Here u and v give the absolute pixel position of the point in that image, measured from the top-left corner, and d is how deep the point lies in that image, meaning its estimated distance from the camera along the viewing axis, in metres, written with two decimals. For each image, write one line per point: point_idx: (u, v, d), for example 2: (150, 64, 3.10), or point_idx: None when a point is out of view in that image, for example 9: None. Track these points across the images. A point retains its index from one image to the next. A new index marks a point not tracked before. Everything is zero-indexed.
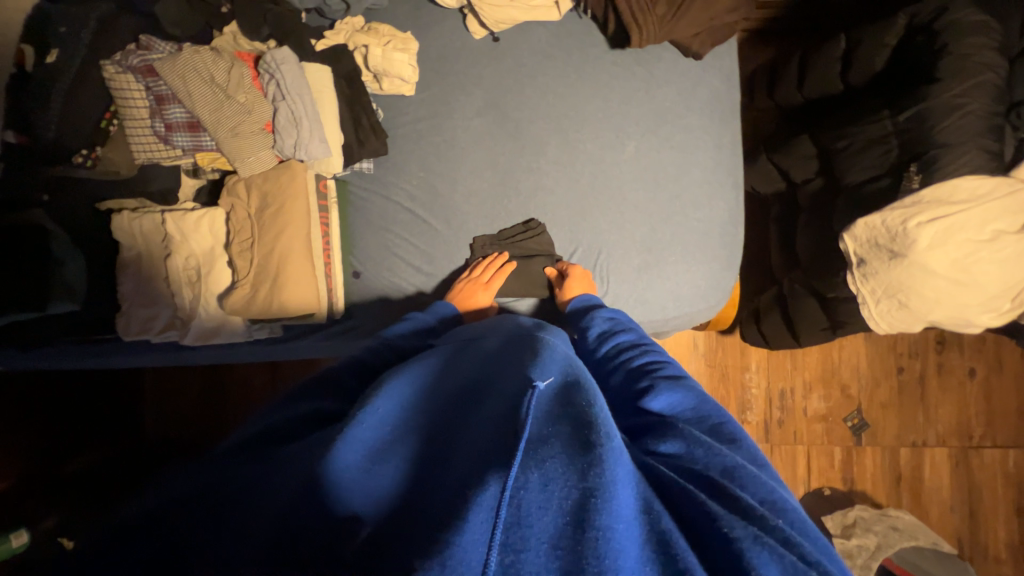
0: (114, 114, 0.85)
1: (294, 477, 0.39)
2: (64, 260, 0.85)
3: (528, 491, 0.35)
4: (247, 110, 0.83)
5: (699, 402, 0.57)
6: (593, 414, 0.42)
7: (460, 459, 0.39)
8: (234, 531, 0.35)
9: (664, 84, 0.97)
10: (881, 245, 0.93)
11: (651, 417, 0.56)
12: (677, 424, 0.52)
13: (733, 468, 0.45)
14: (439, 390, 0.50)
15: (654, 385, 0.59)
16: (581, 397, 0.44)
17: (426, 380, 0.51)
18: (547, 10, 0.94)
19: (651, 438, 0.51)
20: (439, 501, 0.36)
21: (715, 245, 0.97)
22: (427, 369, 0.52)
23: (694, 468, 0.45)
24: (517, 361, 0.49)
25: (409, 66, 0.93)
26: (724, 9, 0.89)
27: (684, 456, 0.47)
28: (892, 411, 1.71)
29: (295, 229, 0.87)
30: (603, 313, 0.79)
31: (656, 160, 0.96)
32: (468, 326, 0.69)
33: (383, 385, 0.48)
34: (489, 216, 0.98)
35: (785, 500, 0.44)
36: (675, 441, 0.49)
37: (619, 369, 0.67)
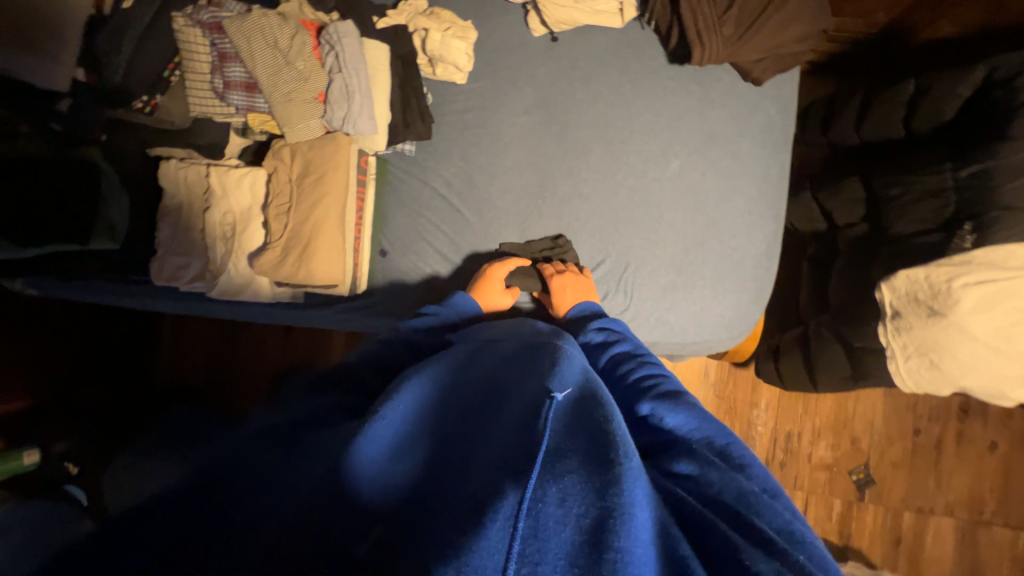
0: (177, 66, 0.86)
1: (313, 469, 0.40)
2: (111, 200, 0.89)
3: (547, 505, 0.35)
4: (303, 78, 0.83)
5: (703, 422, 0.56)
6: (611, 430, 0.42)
7: (476, 464, 0.40)
8: (259, 511, 0.36)
9: (718, 105, 0.94)
10: (920, 300, 0.89)
11: (663, 436, 0.56)
12: (693, 448, 0.52)
13: (742, 492, 0.45)
14: (456, 388, 0.51)
15: (659, 402, 0.59)
16: (598, 410, 0.44)
17: (444, 381, 0.52)
18: (610, 16, 0.95)
19: (666, 457, 0.52)
20: (456, 502, 0.37)
21: (746, 277, 0.94)
22: (445, 368, 0.54)
23: (710, 491, 0.46)
24: (535, 367, 0.49)
25: (465, 54, 0.93)
26: (794, 37, 0.87)
27: (700, 478, 0.48)
28: (900, 472, 1.66)
29: (332, 200, 0.88)
30: (593, 324, 0.78)
31: (698, 181, 0.94)
32: (482, 327, 0.70)
33: (403, 382, 0.50)
34: (522, 215, 0.99)
35: (803, 532, 0.43)
36: (691, 460, 0.49)
37: (617, 388, 0.66)
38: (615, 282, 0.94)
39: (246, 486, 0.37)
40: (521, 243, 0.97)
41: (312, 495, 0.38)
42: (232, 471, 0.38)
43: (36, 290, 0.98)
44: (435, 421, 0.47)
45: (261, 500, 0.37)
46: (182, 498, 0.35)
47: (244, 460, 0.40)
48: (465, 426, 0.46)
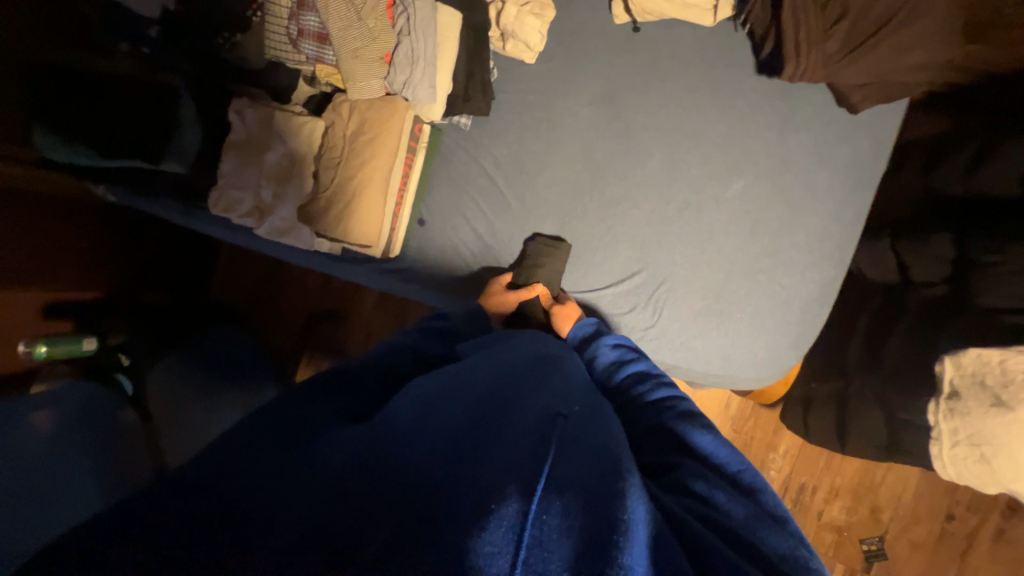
0: (260, 8, 0.91)
1: (315, 464, 0.41)
2: (184, 127, 0.94)
3: (550, 517, 0.35)
4: (372, 36, 0.83)
5: (717, 442, 0.56)
6: (611, 454, 0.42)
7: (479, 463, 0.39)
8: (257, 501, 0.36)
9: (802, 128, 0.85)
10: (987, 386, 0.79)
11: (675, 456, 0.55)
12: (704, 473, 0.51)
13: (756, 517, 0.45)
14: (459, 388, 0.51)
15: (675, 426, 0.59)
16: (597, 433, 0.45)
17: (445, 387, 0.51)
18: (702, 11, 0.87)
19: (674, 475, 0.52)
20: (461, 493, 0.37)
21: (791, 319, 0.87)
22: (445, 378, 0.54)
23: (717, 515, 0.46)
24: (537, 387, 0.50)
25: (538, 33, 0.90)
26: (908, 65, 0.76)
27: (707, 499, 0.48)
28: (917, 554, 1.54)
29: (380, 162, 0.88)
30: (608, 339, 0.77)
31: (760, 208, 0.86)
32: (488, 338, 0.70)
33: (400, 398, 0.51)
34: (565, 208, 0.96)
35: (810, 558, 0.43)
36: (705, 483, 0.49)
37: (630, 405, 0.66)
38: (646, 297, 0.91)
39: (258, 476, 0.39)
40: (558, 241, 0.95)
41: (322, 480, 0.39)
42: (229, 471, 0.39)
43: (115, 196, 1.08)
44: (440, 413, 0.46)
45: (259, 493, 0.37)
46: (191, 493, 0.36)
47: (257, 457, 0.42)
48: (470, 420, 0.45)
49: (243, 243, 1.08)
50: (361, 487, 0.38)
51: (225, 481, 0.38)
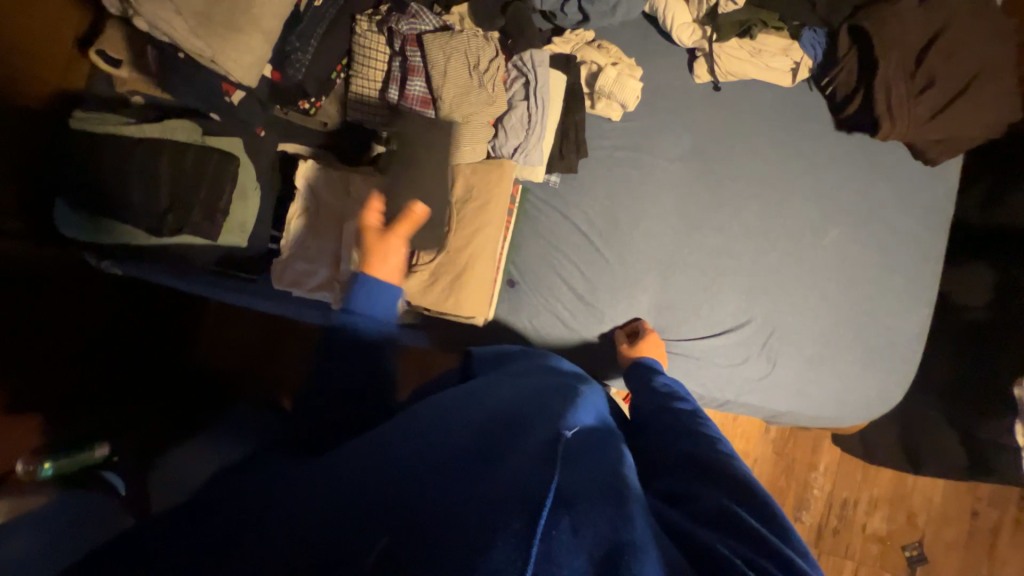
0: (344, 68, 0.80)
1: (312, 502, 0.41)
2: (246, 196, 0.87)
3: (561, 533, 0.36)
4: (489, 101, 0.80)
5: (742, 474, 0.57)
6: (618, 477, 0.44)
7: (483, 482, 0.40)
8: (248, 548, 0.37)
9: (885, 179, 0.92)
10: None
11: (694, 484, 0.57)
12: (718, 499, 0.52)
13: (767, 546, 0.46)
14: (468, 411, 0.53)
15: (701, 453, 0.61)
16: (602, 459, 0.47)
17: (455, 413, 0.53)
18: (781, 74, 0.92)
19: (693, 504, 0.53)
20: (470, 506, 0.37)
21: (895, 357, 0.91)
22: (454, 406, 0.56)
23: (739, 548, 0.46)
24: (547, 406, 0.52)
25: (637, 94, 0.92)
26: (981, 126, 0.84)
27: (728, 530, 0.49)
28: (954, 553, 1.65)
29: (492, 230, 0.83)
30: (660, 379, 0.81)
31: (855, 255, 0.91)
32: (504, 355, 0.78)
33: (403, 425, 0.52)
34: (664, 262, 0.95)
35: None
36: (716, 513, 0.51)
37: (655, 429, 0.70)
38: (759, 347, 0.92)
39: (271, 515, 0.41)
40: (662, 294, 0.95)
41: (328, 510, 0.39)
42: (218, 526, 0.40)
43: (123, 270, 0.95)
44: (447, 430, 0.48)
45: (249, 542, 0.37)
46: (219, 531, 0.39)
47: (272, 497, 0.44)
48: (478, 436, 0.47)
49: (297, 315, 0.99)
50: (368, 514, 0.38)
51: (210, 534, 0.38)
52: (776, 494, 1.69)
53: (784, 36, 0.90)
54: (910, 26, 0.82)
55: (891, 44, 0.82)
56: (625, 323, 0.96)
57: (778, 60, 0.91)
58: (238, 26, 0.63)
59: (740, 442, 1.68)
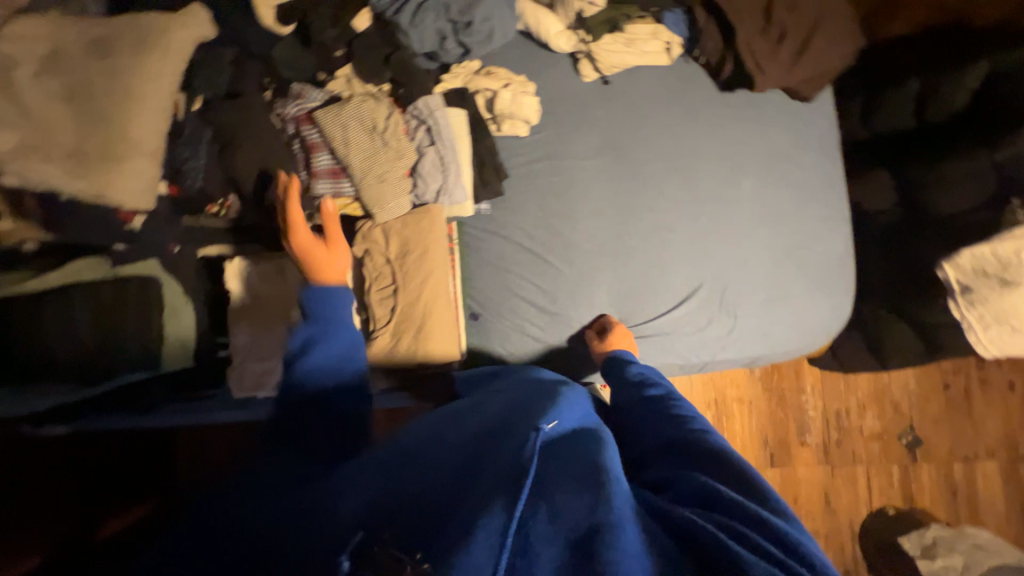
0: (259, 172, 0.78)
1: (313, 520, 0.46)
2: (179, 313, 0.84)
3: (538, 523, 0.44)
4: (397, 156, 0.80)
5: (722, 448, 0.62)
6: (596, 456, 0.52)
7: (479, 479, 0.48)
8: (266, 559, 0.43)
9: (776, 125, 1.00)
10: (990, 273, 0.96)
11: (679, 469, 0.61)
12: (700, 480, 0.56)
13: (742, 510, 0.51)
14: (462, 424, 0.60)
15: (682, 436, 0.65)
16: (589, 449, 0.53)
17: (454, 426, 0.60)
18: (657, 55, 0.99)
19: (678, 485, 0.58)
20: (465, 501, 0.45)
21: (834, 277, 0.99)
22: (452, 420, 0.62)
23: (720, 517, 0.50)
24: (536, 407, 0.59)
25: (534, 107, 0.96)
26: (836, 57, 0.94)
27: (709, 500, 0.53)
28: (942, 427, 1.78)
29: (439, 275, 0.84)
30: (632, 367, 0.84)
31: (774, 198, 0.99)
32: (487, 377, 0.79)
33: (402, 442, 0.57)
34: (609, 253, 0.99)
35: (810, 550, 0.47)
36: (697, 489, 0.55)
37: (641, 409, 0.75)
38: (718, 305, 0.97)
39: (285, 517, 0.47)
40: (619, 284, 0.98)
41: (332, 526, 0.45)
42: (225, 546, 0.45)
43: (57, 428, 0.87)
44: (446, 442, 0.56)
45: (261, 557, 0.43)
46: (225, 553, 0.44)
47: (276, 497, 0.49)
48: (474, 438, 0.55)
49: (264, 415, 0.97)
50: (374, 522, 0.44)
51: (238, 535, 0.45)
52: (779, 426, 1.78)
53: (649, 22, 0.97)
54: None
55: (742, 8, 0.89)
56: (593, 319, 0.98)
57: (651, 44, 0.97)
58: (115, 156, 0.60)
59: (733, 390, 1.76)
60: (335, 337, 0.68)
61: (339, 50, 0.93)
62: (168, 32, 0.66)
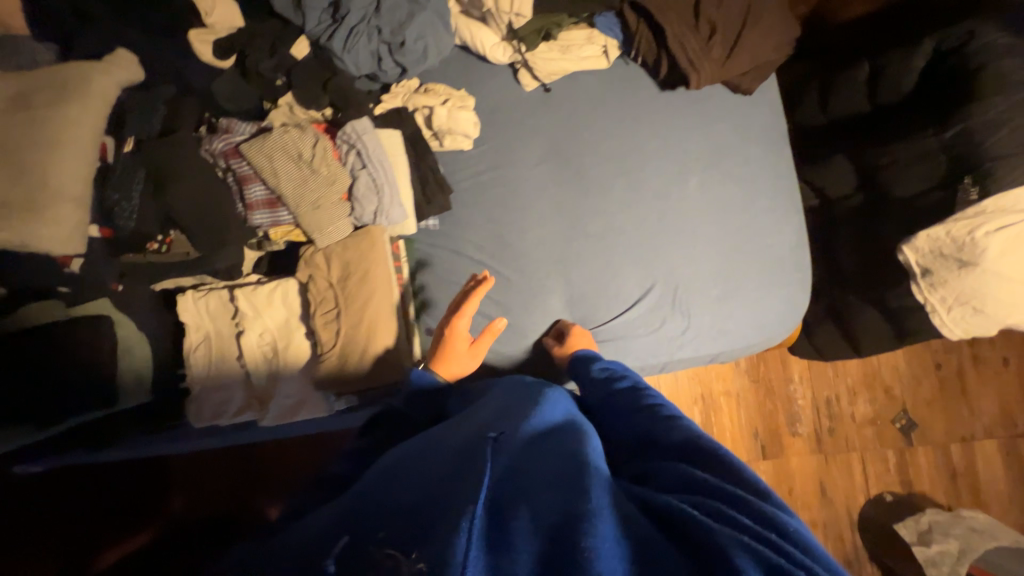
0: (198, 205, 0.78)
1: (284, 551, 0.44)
2: (132, 348, 0.85)
3: (516, 524, 0.42)
4: (330, 182, 0.81)
5: (696, 431, 0.60)
6: (570, 446, 0.51)
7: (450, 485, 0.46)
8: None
9: (719, 120, 1.00)
10: (947, 255, 0.93)
11: (659, 459, 0.59)
12: (676, 466, 0.55)
13: (721, 490, 0.49)
14: (436, 439, 0.58)
15: (656, 426, 0.63)
16: (563, 446, 0.51)
17: (427, 442, 0.58)
18: (596, 60, 0.99)
19: (658, 475, 0.56)
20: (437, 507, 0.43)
21: (789, 269, 0.98)
22: (426, 438, 0.60)
23: (699, 499, 0.49)
24: (515, 410, 0.60)
25: (472, 121, 0.95)
26: (770, 49, 0.94)
27: (689, 485, 0.51)
28: (937, 408, 1.75)
29: (381, 294, 0.85)
30: (597, 363, 0.84)
31: (721, 192, 0.98)
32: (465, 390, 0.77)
33: (377, 466, 0.55)
34: (559, 259, 0.98)
35: (791, 523, 0.45)
36: (674, 477, 0.53)
37: (618, 403, 0.73)
38: (671, 305, 0.96)
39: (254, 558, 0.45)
40: (572, 290, 0.98)
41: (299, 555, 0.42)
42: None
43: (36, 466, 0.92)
44: (425, 450, 0.55)
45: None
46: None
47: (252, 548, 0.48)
48: (453, 442, 0.54)
49: (229, 441, 0.98)
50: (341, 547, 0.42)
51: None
52: (768, 418, 1.75)
53: (585, 27, 0.97)
54: None
55: (669, 7, 0.89)
56: (553, 324, 0.98)
57: (587, 48, 0.98)
58: (40, 205, 0.62)
59: (719, 383, 1.74)
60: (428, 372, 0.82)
61: (280, 78, 0.94)
62: (90, 80, 0.69)
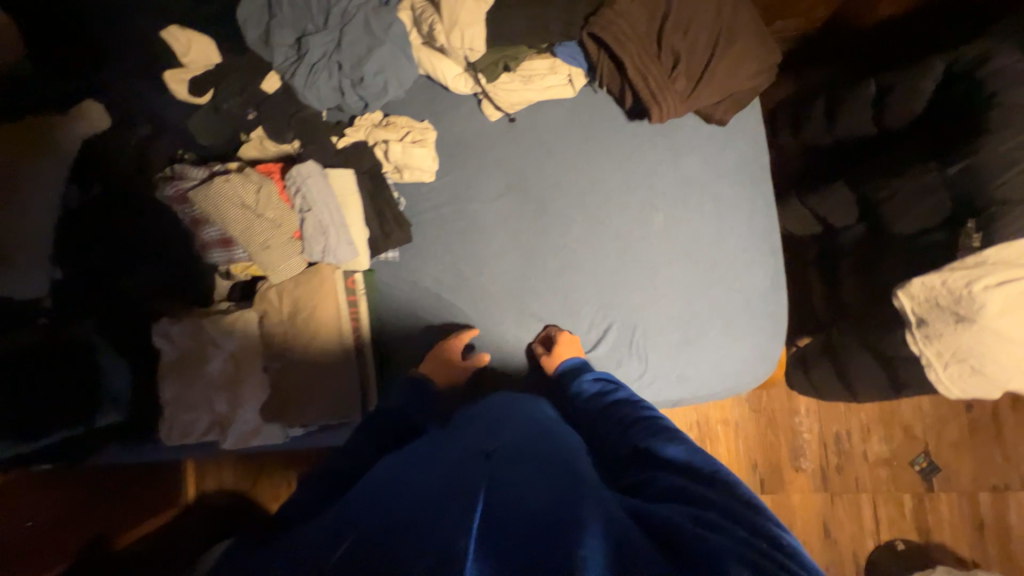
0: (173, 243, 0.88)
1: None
2: (109, 371, 0.91)
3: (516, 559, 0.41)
4: (277, 225, 0.85)
5: (688, 443, 0.61)
6: (561, 471, 0.54)
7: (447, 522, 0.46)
8: None
9: (690, 153, 0.94)
10: (943, 306, 0.83)
11: (653, 471, 0.59)
12: (669, 480, 0.55)
13: (715, 504, 0.50)
14: (427, 466, 0.58)
15: (649, 440, 0.63)
16: (554, 480, 0.51)
17: (418, 469, 0.58)
18: (562, 88, 0.95)
19: (652, 487, 0.56)
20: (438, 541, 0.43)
21: (758, 314, 0.93)
22: (417, 463, 0.60)
23: (696, 511, 0.49)
24: (510, 437, 0.62)
25: (429, 157, 0.96)
26: (744, 77, 0.87)
27: (684, 498, 0.52)
28: (964, 453, 1.59)
29: (328, 331, 0.92)
30: (587, 376, 0.82)
31: (687, 231, 0.93)
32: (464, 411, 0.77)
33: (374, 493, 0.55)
34: (511, 295, 0.97)
35: (783, 533, 0.48)
36: (668, 493, 0.54)
37: (614, 417, 0.72)
38: (626, 348, 0.92)
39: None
40: (528, 326, 0.96)
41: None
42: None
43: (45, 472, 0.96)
44: (427, 466, 0.58)
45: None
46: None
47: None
48: (443, 474, 0.55)
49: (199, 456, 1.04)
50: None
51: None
52: (769, 450, 1.64)
53: (547, 56, 0.92)
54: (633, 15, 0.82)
55: (622, 36, 0.82)
56: (535, 337, 0.96)
57: (551, 78, 0.93)
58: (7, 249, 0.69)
59: (716, 411, 1.64)
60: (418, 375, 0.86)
61: (251, 113, 0.97)
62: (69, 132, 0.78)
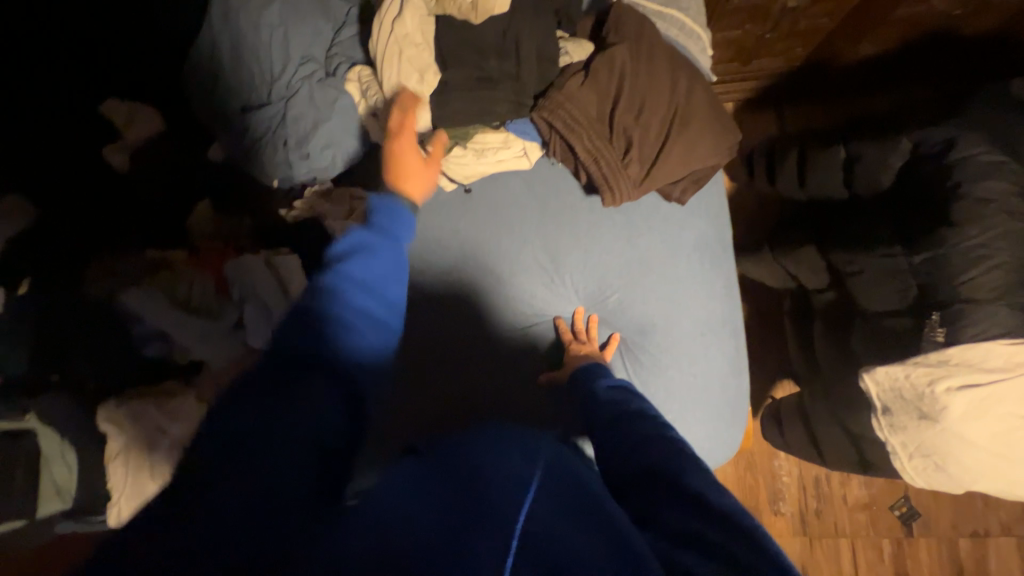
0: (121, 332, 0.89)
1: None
2: (52, 461, 0.81)
3: None
4: (211, 319, 0.88)
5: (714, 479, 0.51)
6: (568, 485, 0.47)
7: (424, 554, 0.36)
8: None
9: (647, 231, 0.92)
10: (907, 400, 0.80)
11: (667, 491, 0.50)
12: (691, 516, 0.46)
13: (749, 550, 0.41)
14: (400, 475, 0.48)
15: (668, 457, 0.54)
16: (559, 506, 0.43)
17: (386, 478, 0.48)
18: (516, 160, 0.91)
19: (667, 520, 0.47)
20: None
21: (716, 399, 0.92)
22: (394, 468, 0.50)
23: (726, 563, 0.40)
24: (516, 433, 0.55)
25: None
26: (701, 161, 0.87)
27: (708, 539, 0.43)
28: (944, 498, 1.58)
29: None
30: (604, 379, 0.76)
31: (645, 311, 0.92)
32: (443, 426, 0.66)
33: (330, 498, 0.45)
34: (439, 385, 0.89)
35: None
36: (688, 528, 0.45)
37: (628, 419, 0.64)
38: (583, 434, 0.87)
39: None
40: (480, 412, 0.88)
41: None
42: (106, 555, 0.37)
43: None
44: (407, 471, 0.49)
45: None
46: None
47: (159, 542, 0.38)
48: (419, 488, 0.44)
49: None
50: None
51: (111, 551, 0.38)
52: (748, 494, 1.61)
53: (501, 130, 0.88)
54: (585, 103, 0.82)
55: (580, 125, 0.83)
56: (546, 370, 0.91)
57: (504, 152, 0.89)
58: None
59: None
60: (380, 307, 0.60)
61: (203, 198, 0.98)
62: None
